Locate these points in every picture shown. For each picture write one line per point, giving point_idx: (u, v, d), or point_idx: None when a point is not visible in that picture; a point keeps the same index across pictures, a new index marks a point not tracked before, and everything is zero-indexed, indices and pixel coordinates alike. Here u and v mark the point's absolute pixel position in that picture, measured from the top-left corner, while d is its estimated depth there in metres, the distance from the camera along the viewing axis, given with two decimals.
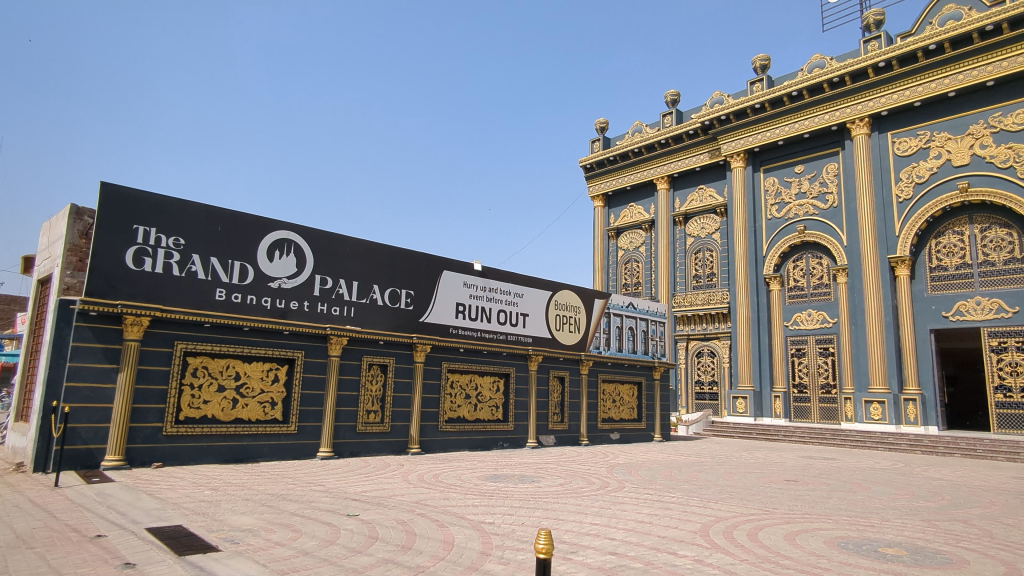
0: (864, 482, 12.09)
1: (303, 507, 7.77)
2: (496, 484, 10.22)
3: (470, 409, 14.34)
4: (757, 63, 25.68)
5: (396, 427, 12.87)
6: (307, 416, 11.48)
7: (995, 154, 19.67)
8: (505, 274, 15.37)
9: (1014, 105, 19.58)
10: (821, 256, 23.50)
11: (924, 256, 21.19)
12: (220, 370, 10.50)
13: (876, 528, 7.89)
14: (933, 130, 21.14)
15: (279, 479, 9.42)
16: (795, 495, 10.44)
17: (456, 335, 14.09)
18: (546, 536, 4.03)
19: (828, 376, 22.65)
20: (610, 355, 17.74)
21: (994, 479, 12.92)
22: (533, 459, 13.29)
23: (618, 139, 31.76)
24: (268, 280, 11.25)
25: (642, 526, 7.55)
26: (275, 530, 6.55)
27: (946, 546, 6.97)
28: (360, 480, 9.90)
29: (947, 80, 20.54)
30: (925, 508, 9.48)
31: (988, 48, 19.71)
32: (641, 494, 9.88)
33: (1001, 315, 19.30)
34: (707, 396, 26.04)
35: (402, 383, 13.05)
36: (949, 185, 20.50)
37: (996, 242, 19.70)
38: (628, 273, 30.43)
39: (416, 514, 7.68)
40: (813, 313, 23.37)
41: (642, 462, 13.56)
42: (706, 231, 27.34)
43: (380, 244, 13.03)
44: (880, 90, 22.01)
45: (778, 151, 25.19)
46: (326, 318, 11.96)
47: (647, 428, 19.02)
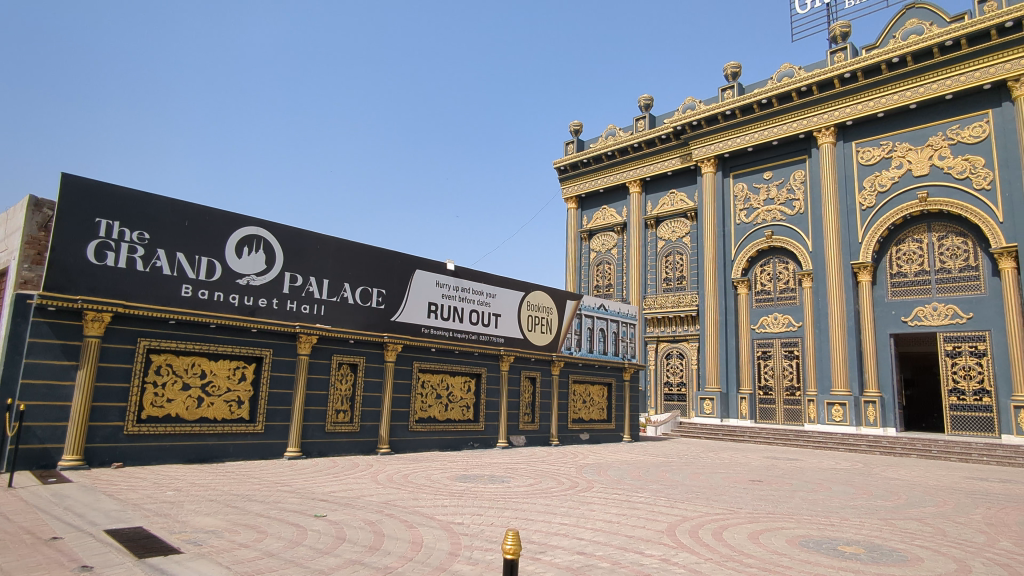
0: (825, 482, 12.39)
1: (269, 507, 7.66)
2: (466, 485, 10.19)
3: (441, 409, 14.29)
4: (728, 70, 26.13)
5: (366, 427, 12.76)
6: (274, 415, 11.29)
7: (952, 165, 20.37)
8: (477, 274, 15.36)
9: (970, 118, 20.32)
10: (787, 260, 24.03)
11: (885, 262, 21.82)
12: (185, 368, 10.28)
13: (836, 526, 8.10)
14: (895, 141, 21.82)
15: (244, 480, 9.24)
16: (759, 494, 10.67)
17: (427, 335, 14.03)
18: (514, 537, 4.04)
19: (792, 378, 23.13)
20: (581, 356, 17.87)
21: (949, 479, 13.35)
22: (503, 459, 13.30)
23: (591, 142, 31.99)
24: (236, 276, 11.05)
25: (609, 526, 7.63)
26: (240, 531, 6.44)
27: (902, 544, 7.19)
28: (328, 480, 9.76)
29: (908, 92, 21.20)
30: (882, 507, 9.77)
31: (947, 63, 20.39)
32: (609, 494, 9.97)
33: (956, 320, 19.96)
34: (676, 397, 26.42)
35: (372, 382, 12.94)
36: (909, 194, 21.16)
37: (953, 250, 20.41)
38: (599, 274, 30.69)
39: (385, 515, 7.63)
40: (779, 316, 23.87)
41: (611, 463, 13.68)
42: (677, 234, 27.72)
43: (351, 242, 12.92)
44: (845, 100, 22.62)
45: (747, 157, 25.66)
46: (296, 316, 11.79)
47: (616, 428, 19.19)
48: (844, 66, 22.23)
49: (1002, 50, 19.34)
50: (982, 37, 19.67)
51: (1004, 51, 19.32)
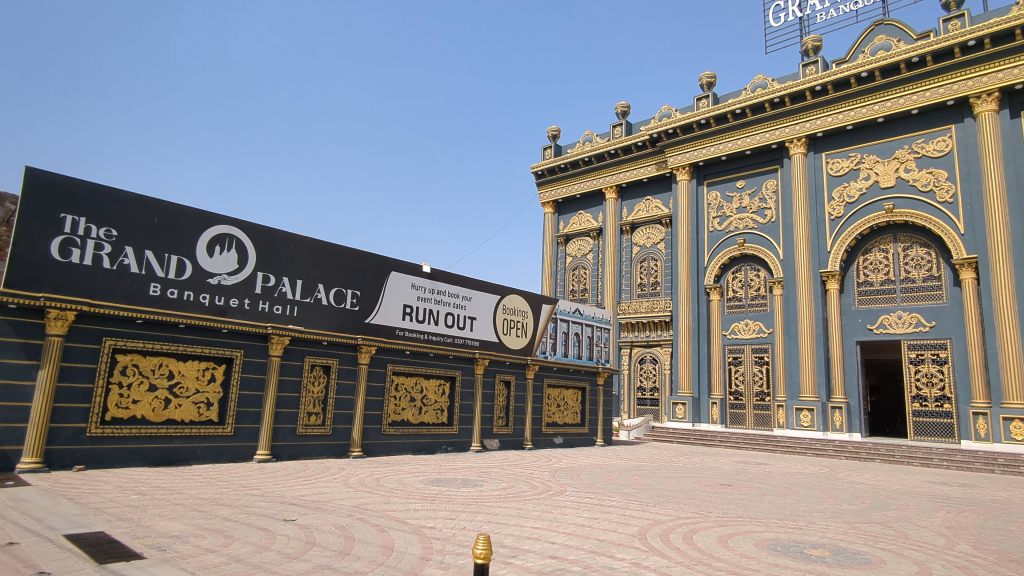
0: (793, 487, 12.63)
1: (236, 511, 7.51)
2: (439, 488, 10.13)
3: (415, 413, 14.19)
4: (703, 80, 26.54)
5: (338, 429, 12.62)
6: (243, 417, 11.10)
7: (918, 178, 20.97)
8: (453, 277, 15.31)
9: (934, 133, 20.96)
10: (758, 268, 24.46)
11: (852, 271, 22.34)
12: (152, 368, 10.05)
13: (803, 530, 8.26)
14: (863, 153, 22.39)
15: (212, 484, 9.05)
16: (729, 498, 10.82)
17: (402, 338, 13.93)
18: (485, 543, 4.22)
19: (762, 384, 23.50)
20: (555, 360, 17.93)
21: (911, 484, 13.71)
22: (477, 463, 13.26)
23: (568, 148, 32.17)
24: (207, 275, 10.85)
25: (581, 530, 7.66)
26: (206, 536, 6.31)
27: (866, 547, 7.36)
28: (298, 484, 9.61)
29: (876, 106, 21.77)
30: (847, 511, 9.99)
31: (913, 79, 20.99)
32: (582, 498, 10.01)
33: (919, 329, 20.52)
34: (648, 401, 26.66)
35: (345, 384, 12.81)
36: (876, 206, 21.72)
37: (917, 260, 21.00)
38: (575, 279, 30.84)
39: (356, 519, 7.54)
40: (750, 323, 24.25)
41: (584, 467, 13.72)
42: (651, 241, 28.02)
43: (326, 243, 12.78)
44: (815, 112, 23.14)
45: (720, 166, 26.07)
46: (268, 317, 11.62)
47: (589, 433, 19.27)
48: (816, 79, 22.74)
49: (965, 67, 19.99)
50: (947, 55, 20.30)
51: (966, 69, 19.98)
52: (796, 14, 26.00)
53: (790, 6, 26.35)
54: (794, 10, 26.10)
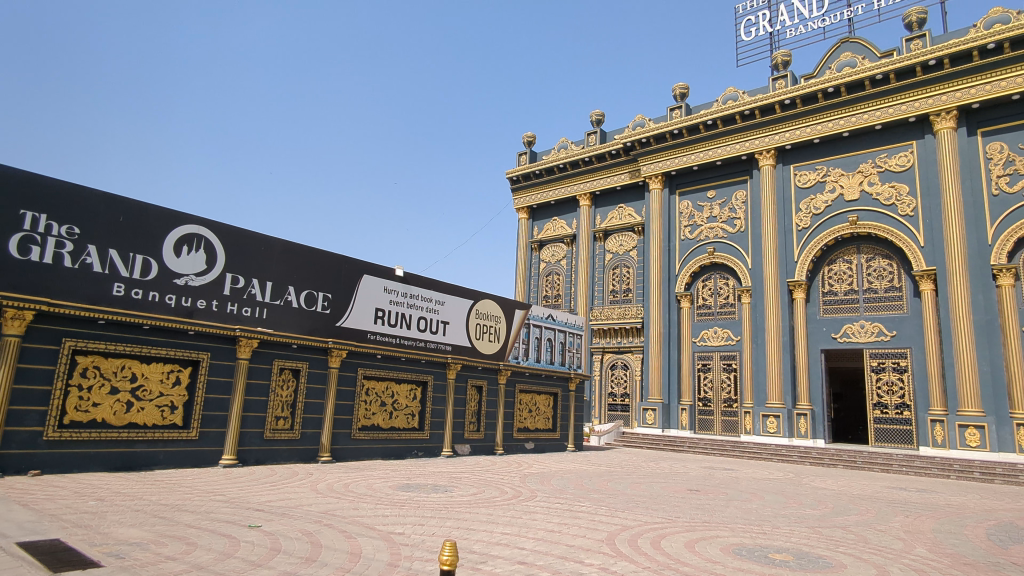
0: (759, 492, 12.86)
1: (200, 518, 7.34)
2: (409, 494, 10.04)
3: (385, 417, 14.07)
4: (676, 91, 26.95)
5: (306, 434, 12.43)
6: (209, 422, 10.85)
7: (880, 192, 21.62)
8: (426, 281, 15.25)
9: (897, 148, 21.65)
10: (727, 277, 24.90)
11: (818, 281, 22.89)
12: (113, 371, 9.78)
13: (767, 534, 8.41)
14: (829, 166, 23.00)
15: (174, 489, 8.82)
16: (697, 504, 10.96)
17: (373, 341, 13.80)
18: (451, 548, 4.21)
19: (730, 391, 23.87)
20: (528, 366, 17.95)
21: (871, 489, 14.07)
22: (447, 468, 13.18)
23: (543, 154, 32.32)
24: (174, 276, 10.62)
25: (550, 535, 7.68)
26: (166, 544, 6.15)
27: (828, 552, 7.52)
28: (264, 490, 9.43)
29: (842, 121, 22.38)
30: (810, 516, 10.20)
31: (878, 95, 21.64)
32: (553, 503, 10.03)
33: (881, 338, 21.11)
34: (619, 407, 26.88)
35: (315, 388, 12.64)
36: (841, 218, 22.31)
37: (880, 271, 21.62)
38: (548, 285, 30.96)
39: (323, 525, 7.44)
40: (719, 330, 24.63)
41: (554, 472, 13.75)
42: (624, 248, 28.31)
43: (297, 244, 12.61)
44: (784, 125, 23.68)
45: (692, 175, 26.49)
46: (236, 319, 11.40)
47: (561, 438, 19.33)
48: (785, 93, 23.27)
49: (927, 86, 20.67)
50: (909, 73, 20.97)
51: (928, 87, 20.66)
52: (767, 28, 26.60)
53: (761, 21, 26.96)
54: (765, 24, 26.70)
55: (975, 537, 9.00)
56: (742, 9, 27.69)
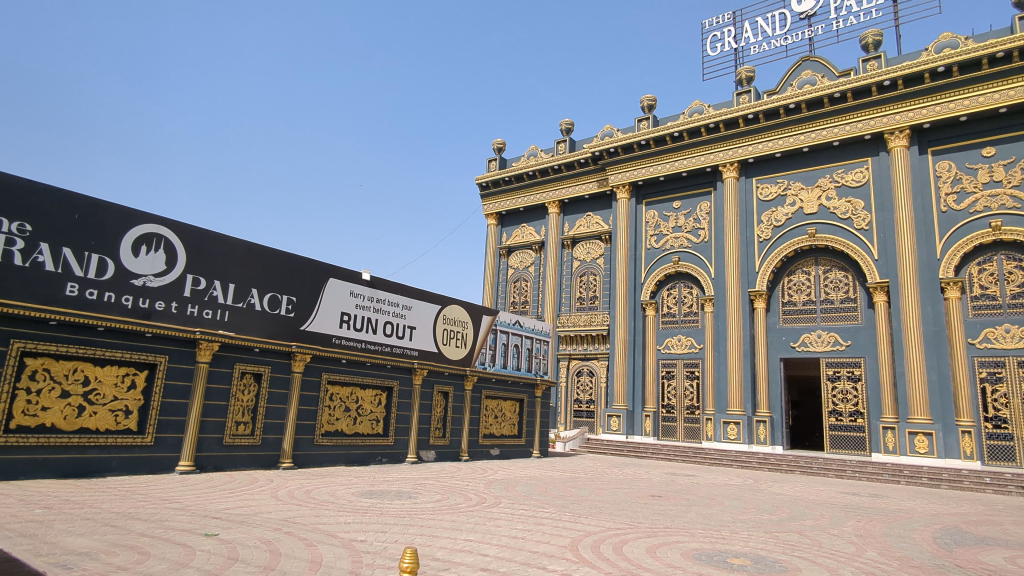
0: (719, 497, 13.09)
1: (153, 526, 7.12)
2: (371, 501, 9.91)
3: (349, 423, 13.87)
4: (644, 103, 27.39)
5: (267, 440, 12.18)
6: (166, 427, 10.54)
7: (838, 206, 22.34)
8: (394, 285, 15.15)
9: (853, 164, 22.42)
10: (691, 286, 25.36)
11: (778, 291, 23.48)
12: (65, 373, 9.44)
13: (726, 540, 8.58)
14: (790, 180, 23.67)
15: (127, 497, 8.53)
16: (658, 509, 11.10)
17: (338, 346, 13.62)
18: (412, 555, 4.29)
19: (692, 398, 24.24)
20: (494, 371, 17.96)
21: (826, 494, 14.46)
22: (411, 475, 13.06)
23: (513, 161, 32.43)
24: (131, 276, 10.30)
25: (514, 542, 7.68)
26: (118, 553, 5.95)
27: (783, 556, 7.72)
28: (222, 497, 9.19)
29: (802, 136, 23.07)
30: (768, 521, 10.45)
31: (835, 112, 22.38)
32: (517, 510, 10.04)
33: (837, 347, 21.77)
34: (584, 413, 27.07)
35: (277, 393, 12.40)
36: (800, 230, 22.97)
37: (836, 283, 22.32)
38: (516, 291, 31.05)
39: (283, 533, 7.29)
40: (682, 338, 25.04)
41: (519, 478, 13.77)
42: (591, 256, 28.58)
43: (261, 246, 12.38)
44: (747, 139, 24.30)
45: (658, 186, 26.93)
46: (197, 322, 11.11)
47: (526, 444, 19.36)
48: (748, 108, 23.88)
49: (882, 105, 21.48)
50: (865, 92, 21.76)
51: (883, 106, 21.47)
52: (732, 44, 27.29)
53: (726, 37, 27.64)
54: (730, 41, 27.39)
55: (922, 540, 9.36)
56: (709, 25, 28.35)
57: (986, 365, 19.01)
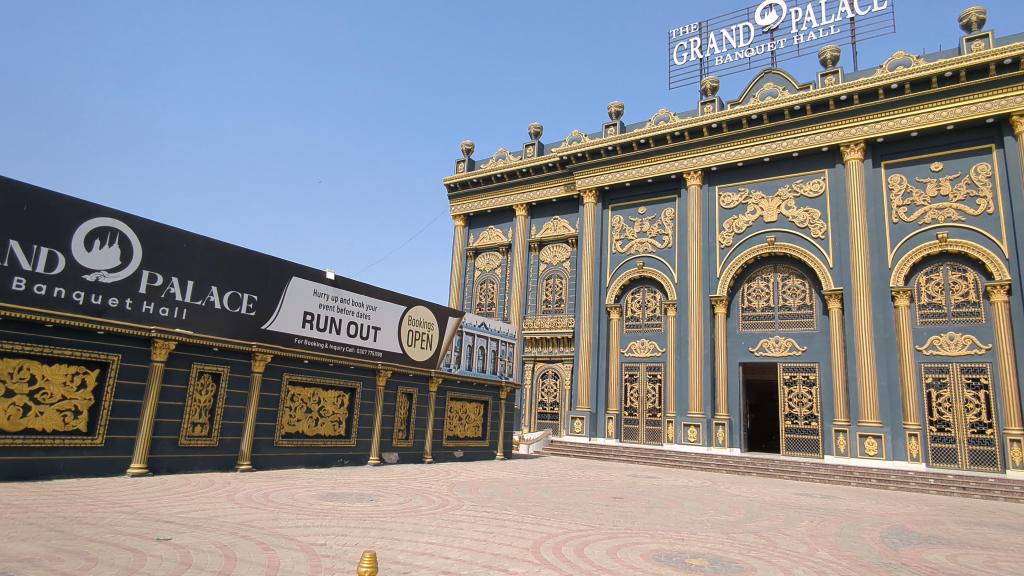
0: (678, 499, 13.33)
1: (102, 531, 6.87)
2: (332, 504, 9.75)
3: (311, 425, 13.64)
4: (611, 109, 27.72)
5: (225, 441, 11.87)
6: (117, 428, 10.16)
7: (796, 215, 23.00)
8: (358, 285, 14.99)
9: (811, 175, 23.11)
10: (655, 290, 25.73)
11: (738, 296, 24.01)
12: (10, 371, 9.04)
13: (684, 540, 8.73)
14: (751, 189, 24.26)
15: (74, 501, 8.20)
16: (619, 511, 11.23)
17: (300, 346, 13.38)
18: (370, 559, 4.41)
19: (654, 401, 24.57)
20: (459, 373, 17.90)
21: (781, 495, 14.87)
22: (373, 477, 12.90)
23: (482, 163, 32.41)
24: (82, 272, 9.93)
25: (476, 544, 7.67)
26: (64, 559, 5.73)
27: (740, 556, 7.89)
28: (176, 500, 8.92)
29: (763, 147, 23.68)
30: (725, 522, 10.67)
31: (795, 124, 23.05)
32: (479, 512, 10.02)
33: (793, 352, 22.38)
34: (549, 415, 27.19)
35: (236, 394, 12.10)
36: (760, 238, 23.57)
37: (794, 290, 22.95)
38: (482, 292, 31.01)
39: (239, 537, 7.12)
40: (645, 342, 25.37)
41: (483, 480, 13.76)
42: (558, 259, 28.77)
43: (222, 243, 12.09)
44: (710, 147, 24.80)
45: (624, 192, 27.27)
46: (152, 319, 10.79)
47: (490, 446, 19.33)
48: (711, 117, 24.40)
49: (839, 119, 22.21)
50: (822, 106, 22.46)
51: (840, 120, 22.20)
52: (698, 55, 27.86)
53: (692, 48, 28.20)
54: (696, 51, 27.96)
55: (870, 539, 9.68)
56: (675, 35, 28.85)
57: (932, 371, 19.81)
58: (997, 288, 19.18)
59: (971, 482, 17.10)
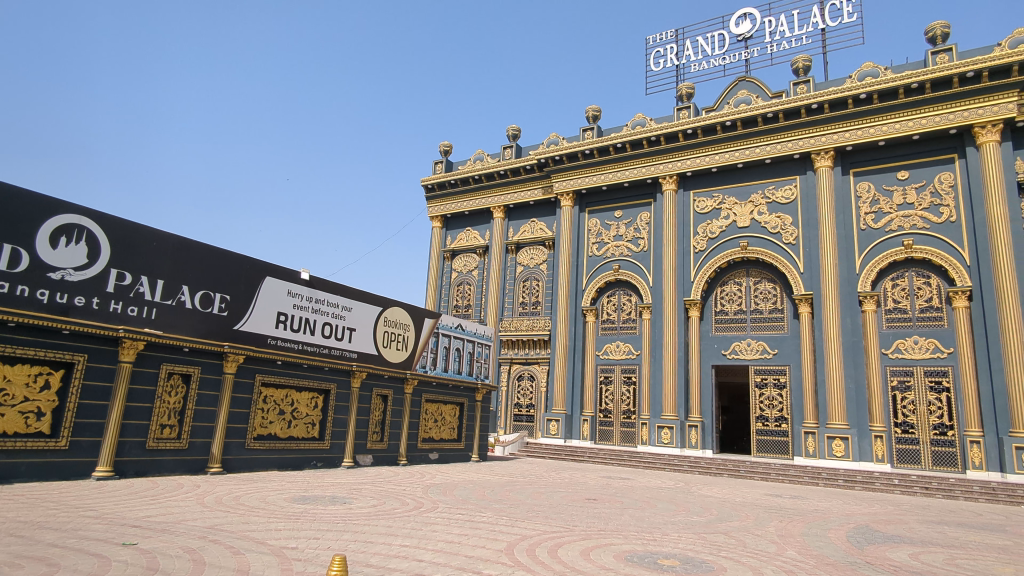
0: (651, 500, 13.46)
1: (65, 536, 6.67)
2: (304, 506, 9.63)
3: (283, 427, 13.45)
4: (589, 113, 27.92)
5: (194, 444, 11.64)
6: (83, 430, 9.90)
7: (768, 221, 23.43)
8: (333, 286, 14.84)
9: (783, 181, 23.55)
10: (630, 293, 25.95)
11: (711, 300, 24.35)
12: None
13: (657, 541, 8.82)
14: (724, 195, 24.63)
15: (36, 505, 7.95)
16: (593, 512, 11.30)
17: (273, 346, 13.18)
18: (340, 562, 4.37)
19: (629, 403, 24.77)
20: (435, 375, 17.83)
21: (751, 496, 15.11)
22: (347, 480, 12.76)
23: (460, 164, 32.35)
24: (48, 269, 9.66)
25: (450, 547, 7.66)
26: (25, 566, 5.55)
27: (710, 556, 8.00)
28: (143, 504, 8.72)
29: (737, 153, 24.05)
30: (696, 522, 10.81)
31: (768, 131, 23.45)
32: (454, 515, 9.98)
33: (765, 355, 22.75)
34: (524, 417, 27.22)
35: (206, 395, 11.88)
36: (733, 243, 23.94)
37: (765, 294, 23.36)
38: (459, 294, 30.94)
39: (209, 541, 6.98)
40: (620, 344, 25.58)
41: (457, 482, 13.72)
42: (535, 261, 28.84)
43: (193, 242, 11.86)
44: (686, 153, 25.11)
45: (601, 195, 27.48)
46: (121, 319, 10.53)
47: (465, 448, 19.28)
48: (687, 123, 24.70)
49: (810, 127, 22.68)
50: (794, 114, 22.90)
51: (812, 128, 22.66)
52: (674, 61, 28.22)
53: (668, 54, 28.54)
54: (672, 57, 28.31)
55: (837, 539, 9.89)
56: (652, 41, 29.15)
57: (897, 374, 20.35)
58: (958, 294, 19.76)
59: (933, 482, 17.58)
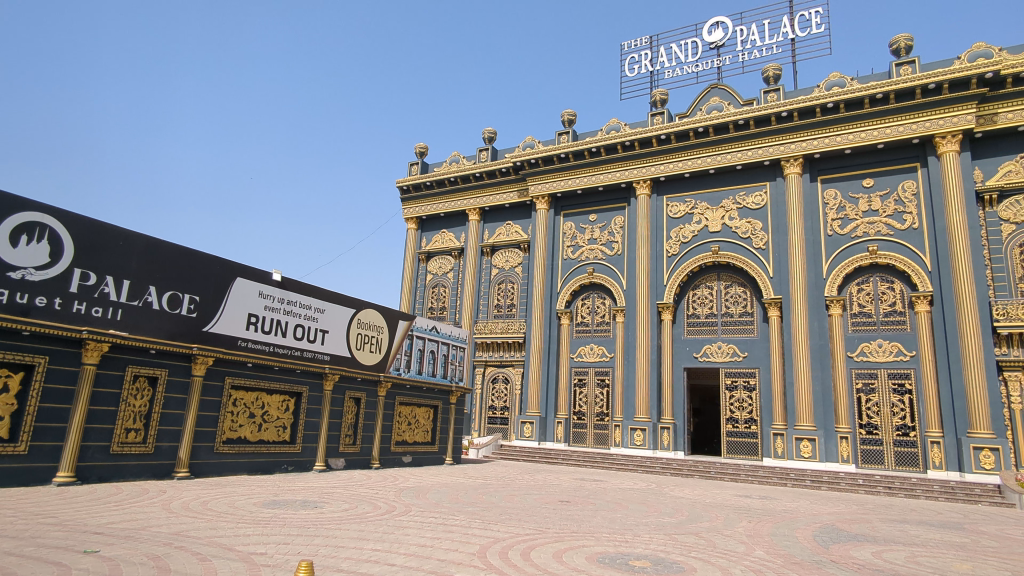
0: (624, 502, 13.56)
1: (22, 544, 6.45)
2: (274, 511, 9.46)
3: (253, 430, 13.23)
4: (564, 117, 28.05)
5: (161, 448, 11.37)
6: (43, 434, 9.58)
7: (739, 226, 23.83)
8: (306, 287, 14.64)
9: (754, 187, 23.99)
10: (604, 296, 26.15)
11: (683, 303, 24.66)
12: None
13: (629, 543, 8.90)
14: (696, 200, 24.99)
15: None
16: (566, 515, 11.33)
17: (244, 348, 12.95)
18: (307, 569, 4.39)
19: (602, 405, 24.95)
20: (409, 378, 17.72)
21: (722, 497, 15.33)
22: (319, 484, 12.58)
23: (435, 166, 32.21)
24: (7, 268, 9.35)
25: (422, 550, 7.61)
26: None
27: (680, 557, 8.10)
28: (106, 510, 8.47)
29: (709, 159, 24.42)
30: (668, 523, 10.93)
31: (739, 138, 23.85)
32: (427, 518, 9.92)
33: (734, 358, 23.12)
34: (498, 420, 27.20)
35: (173, 398, 11.62)
36: (705, 247, 24.29)
37: (736, 298, 23.75)
38: (434, 296, 30.80)
39: (174, 548, 6.81)
40: (594, 347, 25.76)
41: (431, 486, 13.65)
42: (509, 264, 28.88)
43: (162, 242, 11.60)
44: (659, 158, 25.42)
45: (575, 199, 27.66)
46: (84, 319, 10.23)
47: (439, 451, 19.19)
48: (661, 129, 25.00)
49: (780, 134, 23.15)
50: (765, 121, 23.33)
51: (782, 135, 23.12)
52: (648, 67, 28.56)
53: (643, 60, 28.88)
54: (646, 63, 28.65)
55: (804, 538, 10.09)
56: (627, 47, 29.46)
57: (861, 377, 20.88)
58: (919, 298, 20.39)
59: (895, 481, 18.07)
